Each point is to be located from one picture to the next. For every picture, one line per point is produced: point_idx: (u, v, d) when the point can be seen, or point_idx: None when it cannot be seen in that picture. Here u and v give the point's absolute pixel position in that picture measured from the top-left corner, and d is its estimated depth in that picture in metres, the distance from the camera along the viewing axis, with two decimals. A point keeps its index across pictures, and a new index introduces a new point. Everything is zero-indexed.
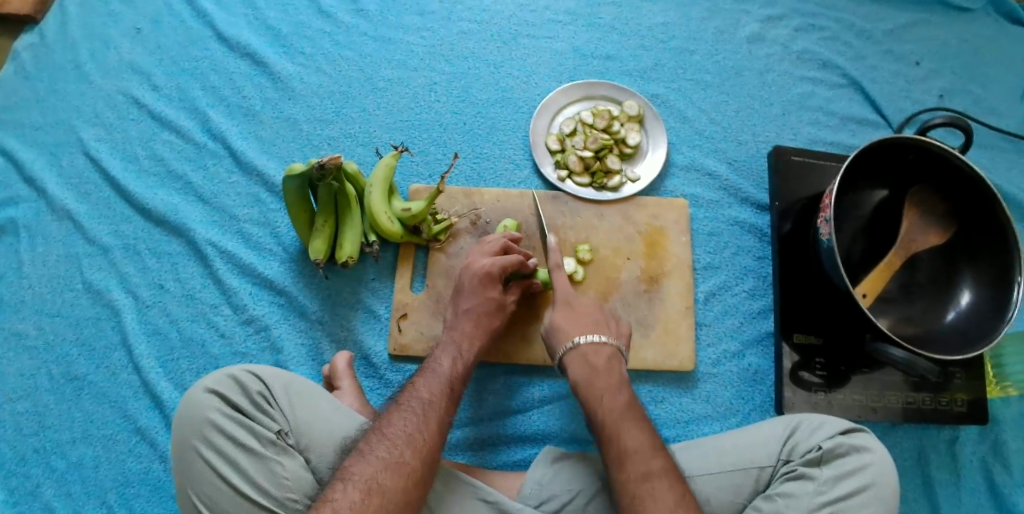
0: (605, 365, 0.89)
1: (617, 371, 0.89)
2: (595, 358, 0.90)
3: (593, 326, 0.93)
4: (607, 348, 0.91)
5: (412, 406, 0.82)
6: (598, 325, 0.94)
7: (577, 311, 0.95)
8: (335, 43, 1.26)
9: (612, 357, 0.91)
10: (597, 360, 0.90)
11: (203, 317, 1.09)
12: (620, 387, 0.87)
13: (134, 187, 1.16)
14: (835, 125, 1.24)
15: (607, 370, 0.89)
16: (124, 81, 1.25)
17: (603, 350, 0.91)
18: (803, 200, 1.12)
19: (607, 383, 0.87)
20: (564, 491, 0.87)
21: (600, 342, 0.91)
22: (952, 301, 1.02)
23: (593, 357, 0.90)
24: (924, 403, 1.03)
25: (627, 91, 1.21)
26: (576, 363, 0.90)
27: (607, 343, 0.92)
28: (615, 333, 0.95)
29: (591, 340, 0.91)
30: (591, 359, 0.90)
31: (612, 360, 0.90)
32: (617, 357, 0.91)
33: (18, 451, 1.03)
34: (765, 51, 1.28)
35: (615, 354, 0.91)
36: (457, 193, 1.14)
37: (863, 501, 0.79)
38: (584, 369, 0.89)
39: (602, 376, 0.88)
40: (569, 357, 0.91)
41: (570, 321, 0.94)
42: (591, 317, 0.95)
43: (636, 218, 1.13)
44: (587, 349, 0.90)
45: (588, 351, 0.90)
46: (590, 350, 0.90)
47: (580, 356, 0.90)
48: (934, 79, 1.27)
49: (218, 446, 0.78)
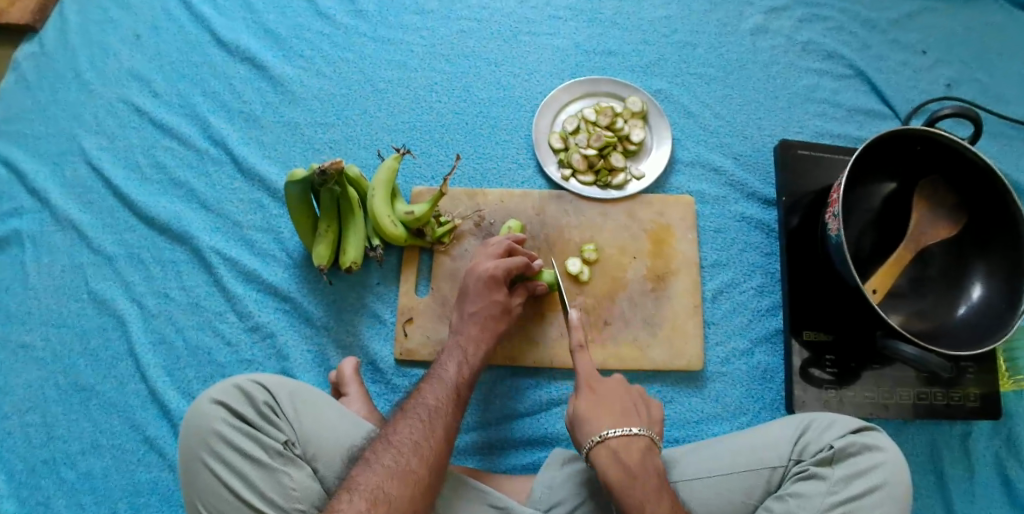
0: (639, 465, 0.77)
1: (653, 468, 0.78)
2: (627, 454, 0.78)
3: (622, 412, 0.81)
4: (641, 442, 0.79)
5: (418, 413, 0.81)
6: (626, 413, 0.81)
7: (600, 396, 0.83)
8: (334, 45, 1.25)
9: (647, 452, 0.79)
10: (630, 458, 0.78)
11: (209, 325, 1.08)
12: (660, 494, 0.76)
13: (136, 195, 1.15)
14: (842, 118, 1.22)
15: (644, 471, 0.77)
16: (125, 89, 1.24)
17: (635, 444, 0.78)
18: (811, 195, 1.11)
19: (647, 491, 0.76)
20: (572, 496, 0.86)
21: (631, 436, 0.79)
22: (963, 295, 1.01)
23: (626, 455, 0.78)
24: (937, 398, 1.02)
25: (629, 87, 1.19)
26: (605, 461, 0.78)
27: (640, 434, 0.79)
28: (644, 418, 0.83)
29: (621, 434, 0.79)
30: (623, 457, 0.78)
31: (647, 457, 0.79)
32: (652, 453, 0.79)
33: (29, 462, 1.02)
34: (769, 43, 1.26)
35: (649, 447, 0.80)
36: (461, 194, 1.12)
37: (876, 501, 0.78)
38: (617, 469, 0.77)
39: (640, 482, 0.76)
40: (598, 454, 0.78)
41: (595, 411, 0.81)
42: (618, 400, 0.83)
43: (641, 216, 1.12)
44: (619, 445, 0.78)
45: (620, 447, 0.78)
46: (621, 445, 0.78)
47: (612, 455, 0.78)
48: (942, 68, 1.25)
49: (225, 457, 0.77)
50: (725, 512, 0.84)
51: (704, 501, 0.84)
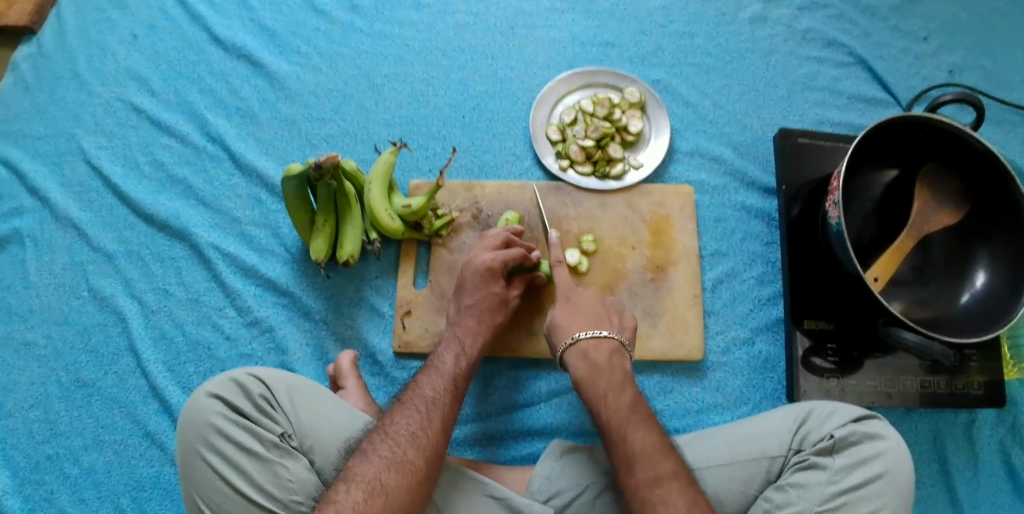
0: (606, 361, 0.87)
1: (619, 366, 0.87)
2: (597, 355, 0.88)
3: (594, 320, 0.92)
4: (609, 343, 0.89)
5: (414, 404, 0.81)
6: (598, 319, 0.92)
7: (575, 305, 0.93)
8: (330, 41, 1.24)
9: (614, 352, 0.89)
10: (598, 356, 0.87)
11: (209, 320, 1.08)
12: (623, 385, 0.85)
13: (136, 193, 1.16)
14: (842, 106, 1.21)
15: (609, 367, 0.87)
16: (123, 88, 1.24)
17: (604, 344, 0.89)
18: (811, 184, 1.10)
19: (610, 382, 0.85)
20: (571, 486, 0.86)
21: (601, 337, 0.89)
22: (967, 283, 1.00)
23: (594, 352, 0.88)
24: (940, 387, 1.01)
25: (627, 78, 1.19)
26: (577, 359, 0.88)
27: (609, 337, 0.90)
28: (616, 327, 0.93)
29: (592, 335, 0.89)
30: (591, 356, 0.88)
31: (614, 355, 0.88)
32: (620, 353, 0.89)
33: (32, 458, 1.03)
34: (768, 32, 1.25)
35: (618, 349, 0.89)
36: (458, 187, 1.12)
37: (877, 489, 0.77)
38: (585, 366, 0.87)
39: (604, 375, 0.86)
40: (571, 353, 0.89)
41: (569, 319, 0.92)
42: (591, 310, 0.93)
43: (641, 207, 1.11)
44: (588, 344, 0.88)
45: (589, 347, 0.88)
46: (591, 344, 0.88)
47: (581, 353, 0.88)
48: (944, 54, 1.24)
49: (221, 450, 0.77)
50: (725, 502, 0.83)
51: (703, 490, 0.83)
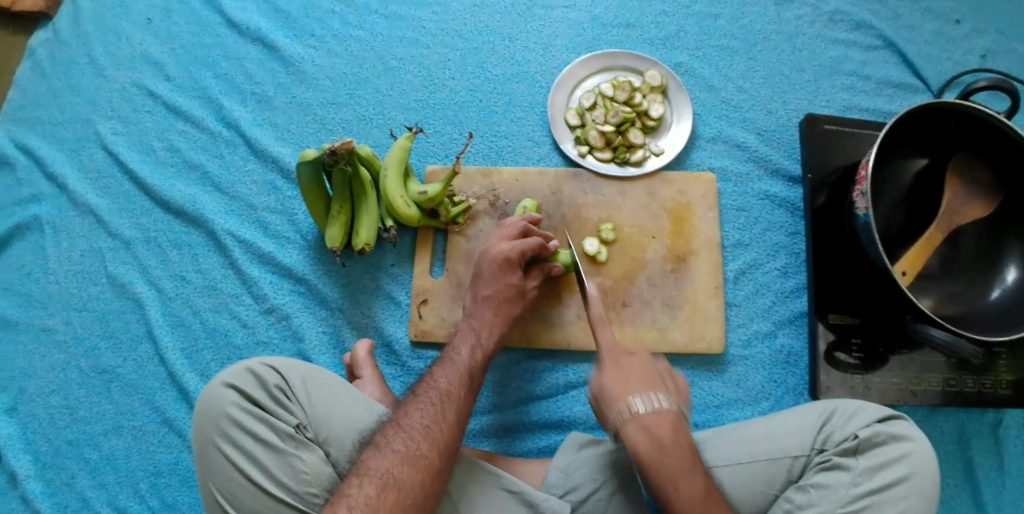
0: (673, 441, 0.76)
1: (685, 442, 0.77)
2: (659, 428, 0.77)
3: (648, 382, 0.82)
4: (670, 413, 0.78)
5: (429, 397, 0.79)
6: (653, 384, 0.82)
7: (624, 369, 0.83)
8: (345, 23, 1.22)
9: (677, 425, 0.78)
10: (662, 431, 0.77)
11: (225, 307, 1.08)
12: (693, 470, 0.76)
13: (152, 179, 1.14)
14: (871, 91, 1.17)
15: (676, 445, 0.76)
16: (138, 72, 1.22)
17: (666, 418, 0.78)
18: (838, 172, 1.06)
19: (678, 466, 0.75)
20: (587, 481, 0.85)
21: (660, 407, 0.78)
22: (997, 278, 0.97)
23: (656, 427, 0.77)
24: (966, 385, 0.98)
25: (648, 61, 1.15)
26: (635, 434, 0.77)
27: (668, 407, 0.79)
28: (669, 388, 0.83)
29: (650, 406, 0.78)
30: (654, 432, 0.77)
31: (678, 430, 0.78)
32: (682, 423, 0.79)
33: (53, 442, 1.03)
34: (795, 13, 1.21)
35: (678, 419, 0.79)
36: (476, 174, 1.10)
37: (901, 491, 0.75)
38: (647, 443, 0.76)
39: (672, 457, 0.75)
40: (627, 427, 0.78)
41: (623, 384, 0.81)
42: (642, 370, 0.83)
43: (661, 195, 1.08)
44: (649, 420, 0.77)
45: (650, 422, 0.77)
46: (652, 421, 0.77)
47: (641, 429, 0.77)
48: (977, 38, 1.19)
49: (237, 441, 0.77)
50: (745, 501, 0.82)
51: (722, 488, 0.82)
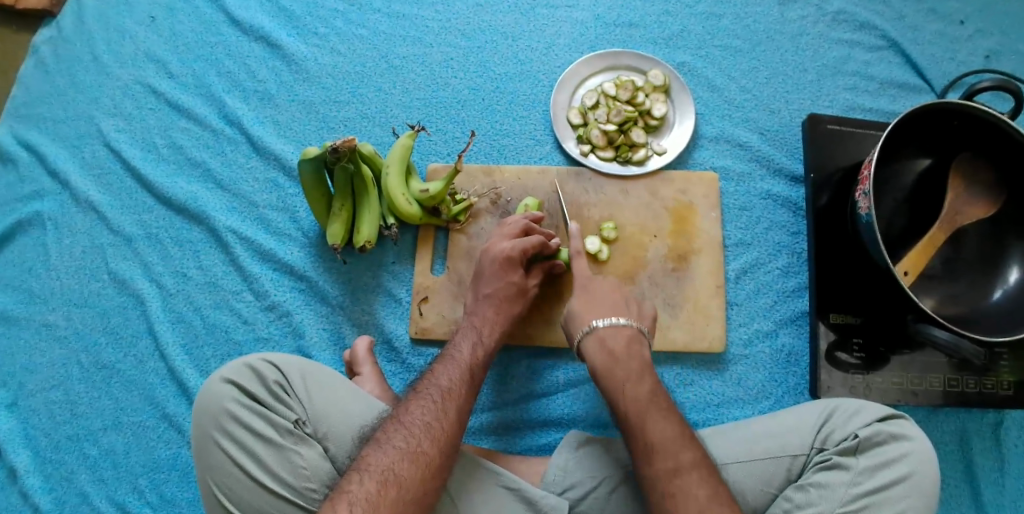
0: (624, 351, 0.85)
1: (637, 354, 0.85)
2: (614, 342, 0.86)
3: (610, 307, 0.89)
4: (627, 330, 0.87)
5: (430, 394, 0.80)
6: (616, 307, 0.90)
7: (593, 295, 0.91)
8: (348, 22, 1.22)
9: (632, 339, 0.86)
10: (616, 344, 0.85)
11: (226, 304, 1.08)
12: (642, 374, 0.82)
13: (154, 176, 1.15)
14: (874, 91, 1.17)
15: (627, 355, 0.84)
16: (141, 70, 1.22)
17: (621, 332, 0.86)
18: (841, 172, 1.06)
19: (628, 371, 0.83)
20: (587, 479, 0.85)
21: (617, 325, 0.87)
22: (999, 279, 0.97)
23: (612, 341, 0.86)
24: (968, 386, 0.98)
25: (651, 60, 1.15)
26: (593, 347, 0.86)
27: (626, 325, 0.87)
28: (634, 314, 0.90)
29: (609, 324, 0.87)
30: (608, 344, 0.85)
31: (632, 343, 0.86)
32: (639, 339, 0.87)
33: (53, 438, 1.04)
34: (798, 13, 1.21)
35: (635, 337, 0.87)
36: (477, 172, 1.10)
37: (902, 491, 0.75)
38: (601, 354, 0.85)
39: (623, 364, 0.83)
40: (587, 343, 0.87)
41: (588, 306, 0.90)
42: (609, 298, 0.91)
43: (662, 194, 1.08)
44: (605, 332, 0.86)
45: (606, 335, 0.86)
46: (608, 334, 0.86)
47: (599, 343, 0.86)
48: (981, 39, 1.19)
49: (236, 436, 0.77)
50: (744, 499, 0.82)
51: None
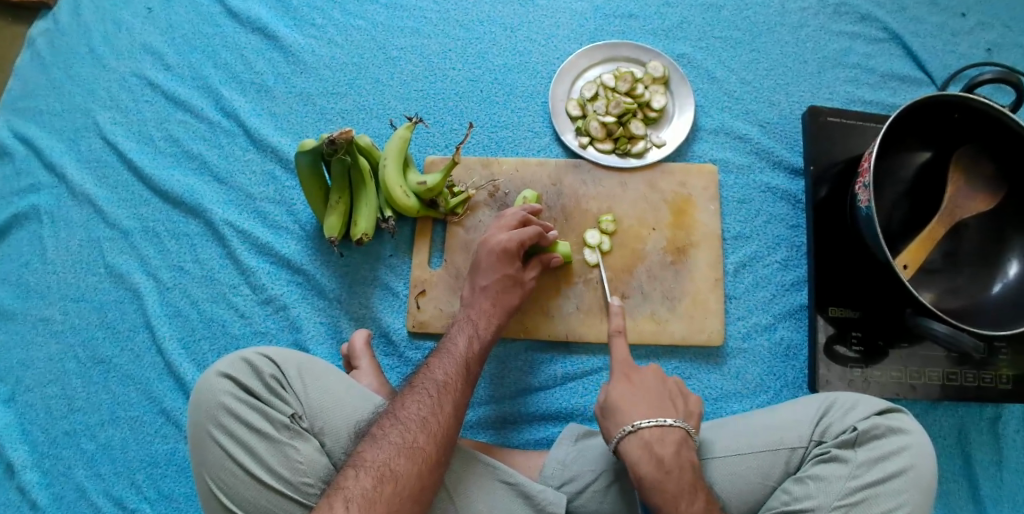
0: (675, 460, 0.75)
1: (688, 462, 0.76)
2: (661, 446, 0.76)
3: (655, 405, 0.80)
4: (676, 433, 0.78)
5: (426, 389, 0.79)
6: (662, 403, 0.81)
7: (635, 384, 0.83)
8: (346, 13, 1.21)
9: (682, 444, 0.77)
10: (665, 452, 0.76)
11: (223, 297, 1.07)
12: (694, 490, 0.74)
13: (152, 169, 1.14)
14: (875, 83, 1.16)
15: (679, 466, 0.75)
16: (138, 62, 1.21)
17: (670, 436, 0.77)
18: (839, 165, 1.06)
19: (681, 485, 0.74)
20: (585, 472, 0.85)
21: (665, 426, 0.78)
22: (999, 272, 0.96)
23: (659, 446, 0.77)
24: (966, 379, 0.98)
25: (650, 52, 1.14)
26: (637, 452, 0.76)
27: (675, 426, 0.78)
28: (680, 412, 0.81)
29: (654, 424, 0.78)
30: (656, 450, 0.76)
31: (681, 449, 0.77)
32: (687, 444, 0.78)
33: (50, 432, 1.03)
34: (799, 5, 1.20)
35: (684, 440, 0.78)
36: (475, 164, 1.10)
37: (900, 485, 0.75)
38: (649, 462, 0.75)
39: (674, 477, 0.74)
40: (631, 444, 0.77)
41: (629, 400, 0.81)
42: (653, 392, 0.82)
43: (662, 187, 1.08)
44: (652, 435, 0.77)
45: (653, 439, 0.77)
46: (654, 436, 0.77)
47: (643, 444, 0.77)
48: (982, 31, 1.18)
49: (231, 430, 0.76)
50: (743, 492, 0.81)
51: (719, 480, 0.81)
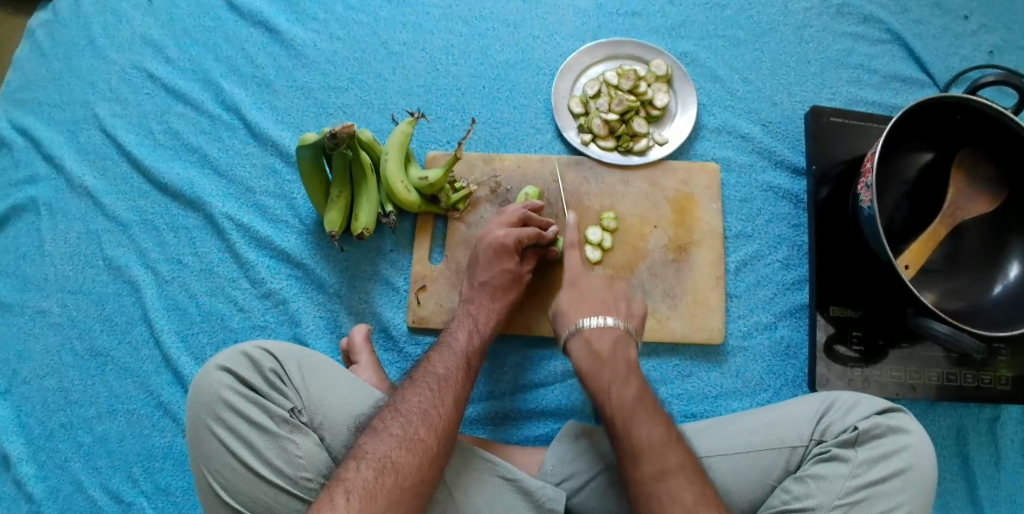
0: (610, 351, 0.83)
1: (624, 358, 0.83)
2: (601, 342, 0.84)
3: (599, 306, 0.88)
4: (614, 331, 0.85)
5: (426, 382, 0.79)
6: (605, 306, 0.88)
7: (581, 291, 0.90)
8: (348, 8, 1.20)
9: (620, 341, 0.84)
10: (602, 345, 0.84)
11: (222, 291, 1.07)
12: (628, 376, 0.81)
13: (151, 161, 1.13)
14: (877, 84, 1.16)
15: (613, 358, 0.83)
16: (138, 54, 1.21)
17: (608, 332, 0.85)
18: (842, 165, 1.06)
19: (614, 374, 0.81)
20: (583, 470, 0.84)
21: (605, 325, 0.85)
22: (999, 274, 0.96)
23: (597, 341, 0.84)
24: (965, 380, 0.98)
25: (653, 50, 1.14)
26: (579, 348, 0.85)
27: (614, 325, 0.85)
28: (623, 313, 0.88)
29: (596, 324, 0.85)
30: (595, 344, 0.84)
31: (618, 343, 0.84)
32: (625, 340, 0.85)
33: (46, 425, 1.03)
34: (802, 5, 1.20)
35: (623, 338, 0.85)
36: (476, 159, 1.09)
37: (900, 484, 0.75)
38: (587, 356, 0.84)
39: (608, 366, 0.82)
40: (574, 340, 0.86)
41: (575, 306, 0.88)
42: (598, 295, 0.89)
43: (664, 184, 1.07)
44: (591, 332, 0.85)
45: (592, 335, 0.85)
46: (595, 334, 0.85)
47: (584, 342, 0.85)
48: (985, 33, 1.18)
49: (231, 425, 0.76)
50: (743, 490, 0.81)
51: (719, 478, 0.81)
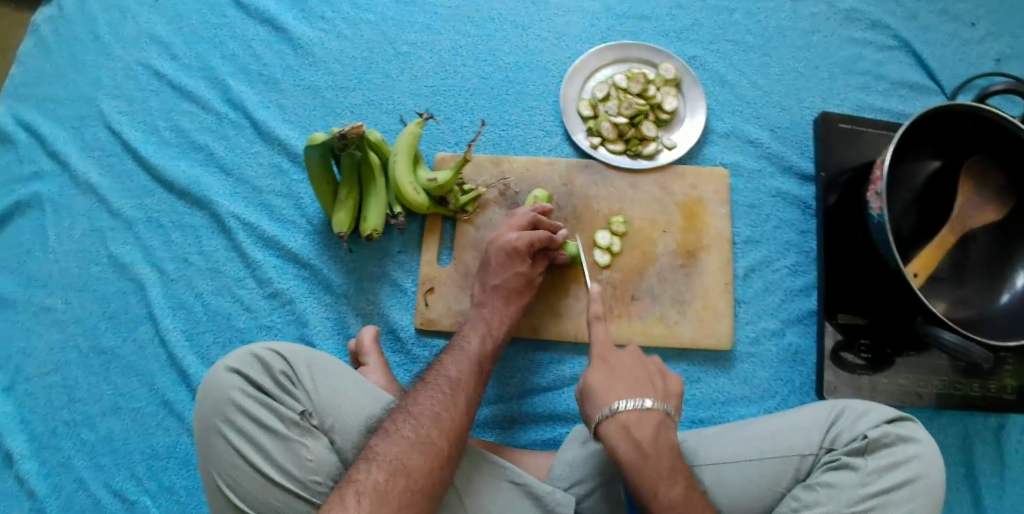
0: (653, 443, 0.75)
1: (667, 446, 0.76)
2: (639, 429, 0.76)
3: (634, 384, 0.79)
4: (654, 418, 0.77)
5: (439, 385, 0.79)
6: (641, 384, 0.80)
7: (614, 367, 0.82)
8: (356, 7, 1.20)
9: (661, 427, 0.77)
10: (642, 433, 0.76)
11: (228, 290, 1.06)
12: (673, 473, 0.75)
13: (156, 159, 1.13)
14: (885, 91, 1.16)
15: (655, 447, 0.75)
16: (144, 51, 1.20)
17: (648, 419, 0.76)
18: (850, 172, 1.06)
19: (659, 469, 0.74)
20: (593, 475, 0.84)
21: (644, 409, 0.77)
22: (1007, 282, 0.96)
23: (638, 429, 0.76)
24: (972, 389, 0.98)
25: (662, 54, 1.14)
26: (615, 436, 0.76)
27: (653, 409, 0.77)
28: (660, 391, 0.80)
29: (634, 407, 0.77)
30: (635, 434, 0.76)
31: (660, 433, 0.76)
32: (666, 427, 0.77)
33: (50, 423, 1.02)
34: (811, 10, 1.20)
35: (663, 423, 0.77)
36: (485, 161, 1.09)
37: (910, 492, 0.75)
38: (627, 445, 0.75)
39: (651, 461, 0.74)
40: (609, 426, 0.77)
41: (608, 386, 0.79)
42: (630, 371, 0.81)
43: (672, 189, 1.07)
44: (630, 420, 0.76)
45: (632, 423, 0.76)
46: (633, 421, 0.76)
47: (621, 429, 0.76)
48: (992, 41, 1.18)
49: (241, 427, 0.75)
50: (752, 497, 0.81)
51: (728, 484, 0.81)
